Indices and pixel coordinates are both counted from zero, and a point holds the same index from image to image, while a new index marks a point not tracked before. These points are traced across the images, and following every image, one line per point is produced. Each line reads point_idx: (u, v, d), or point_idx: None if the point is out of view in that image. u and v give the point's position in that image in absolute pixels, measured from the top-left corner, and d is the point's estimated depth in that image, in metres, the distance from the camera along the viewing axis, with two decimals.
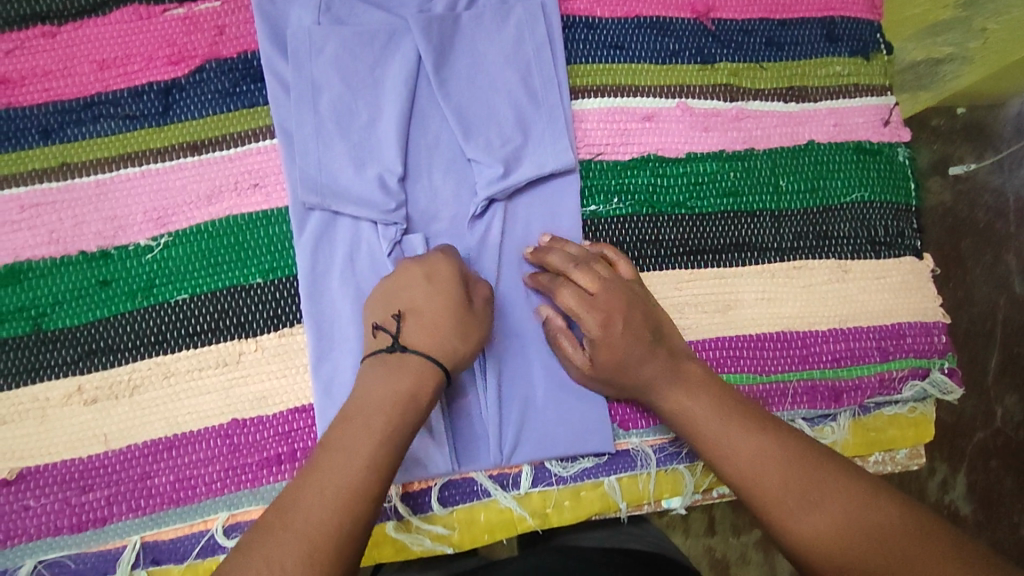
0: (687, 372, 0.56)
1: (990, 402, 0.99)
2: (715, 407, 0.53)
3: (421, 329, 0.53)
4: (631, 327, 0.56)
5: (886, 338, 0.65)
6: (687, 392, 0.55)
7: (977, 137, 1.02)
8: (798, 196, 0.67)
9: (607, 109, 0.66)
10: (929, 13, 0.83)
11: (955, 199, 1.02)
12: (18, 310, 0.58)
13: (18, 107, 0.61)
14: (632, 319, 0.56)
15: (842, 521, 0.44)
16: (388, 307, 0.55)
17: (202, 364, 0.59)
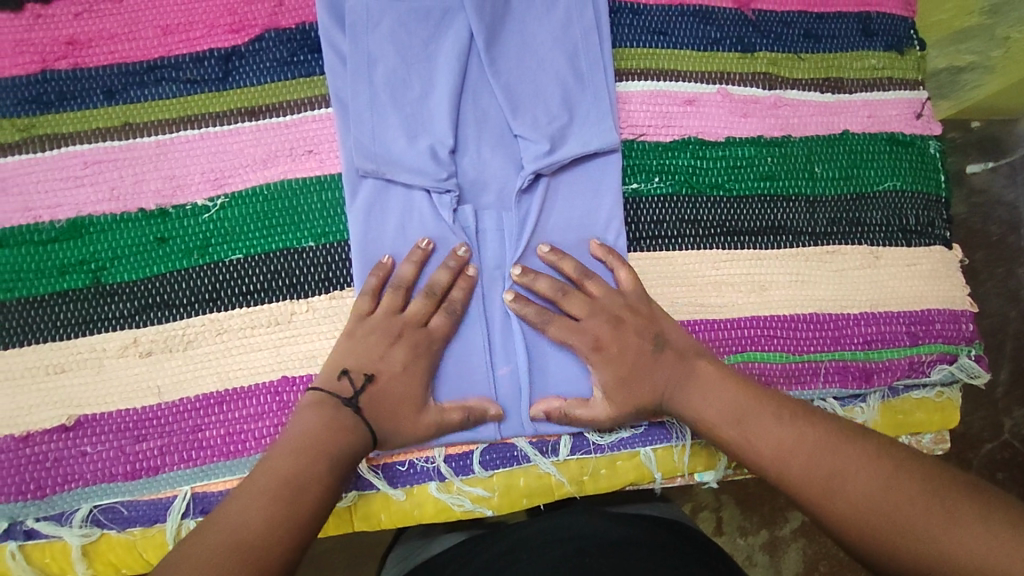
0: (701, 369, 0.57)
1: (999, 413, 1.00)
2: (732, 398, 0.55)
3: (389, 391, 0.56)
4: (624, 348, 0.59)
5: (916, 323, 0.67)
6: (699, 391, 0.56)
7: (992, 150, 1.05)
8: (833, 183, 0.69)
9: (651, 92, 0.68)
10: (954, 20, 0.84)
11: (968, 210, 1.04)
12: (80, 263, 0.60)
13: (84, 68, 0.63)
14: (626, 337, 0.59)
15: (871, 503, 0.47)
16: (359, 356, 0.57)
17: (255, 322, 0.61)
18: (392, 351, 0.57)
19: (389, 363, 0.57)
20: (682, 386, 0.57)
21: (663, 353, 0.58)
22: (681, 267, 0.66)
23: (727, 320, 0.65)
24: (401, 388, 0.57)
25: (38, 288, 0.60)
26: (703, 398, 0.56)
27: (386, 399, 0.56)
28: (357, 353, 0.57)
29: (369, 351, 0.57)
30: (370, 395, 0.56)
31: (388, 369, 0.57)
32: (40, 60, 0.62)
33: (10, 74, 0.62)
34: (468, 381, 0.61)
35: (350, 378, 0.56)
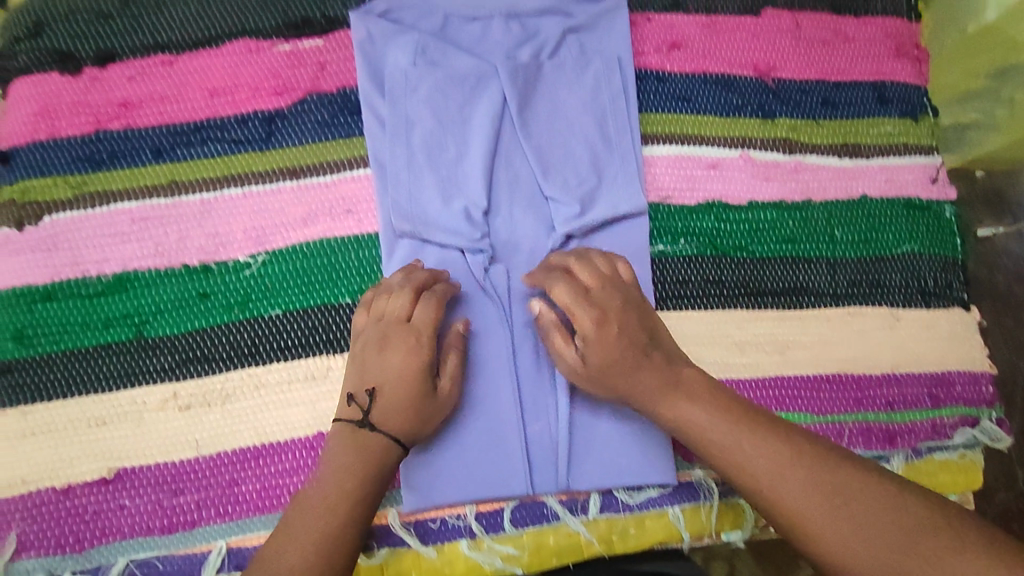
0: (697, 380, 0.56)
1: None
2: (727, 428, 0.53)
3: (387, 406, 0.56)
4: (623, 336, 0.56)
5: (936, 384, 0.69)
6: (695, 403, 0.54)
7: None
8: (852, 246, 0.71)
9: (675, 156, 0.71)
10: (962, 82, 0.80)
11: None
12: (124, 317, 0.62)
13: (135, 129, 0.66)
14: (625, 324, 0.57)
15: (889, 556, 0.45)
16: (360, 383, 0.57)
17: (292, 377, 0.62)
18: (385, 357, 0.57)
19: (383, 371, 0.57)
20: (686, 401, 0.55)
21: (655, 348, 0.57)
22: (706, 326, 0.68)
23: (753, 379, 0.67)
24: (403, 389, 0.56)
25: (83, 341, 0.61)
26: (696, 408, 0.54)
27: (393, 405, 0.56)
28: (359, 373, 0.58)
29: (367, 367, 0.57)
30: (379, 413, 0.56)
31: (386, 376, 0.57)
32: (95, 121, 0.66)
33: (64, 135, 0.65)
34: (499, 438, 0.62)
35: (358, 401, 0.57)
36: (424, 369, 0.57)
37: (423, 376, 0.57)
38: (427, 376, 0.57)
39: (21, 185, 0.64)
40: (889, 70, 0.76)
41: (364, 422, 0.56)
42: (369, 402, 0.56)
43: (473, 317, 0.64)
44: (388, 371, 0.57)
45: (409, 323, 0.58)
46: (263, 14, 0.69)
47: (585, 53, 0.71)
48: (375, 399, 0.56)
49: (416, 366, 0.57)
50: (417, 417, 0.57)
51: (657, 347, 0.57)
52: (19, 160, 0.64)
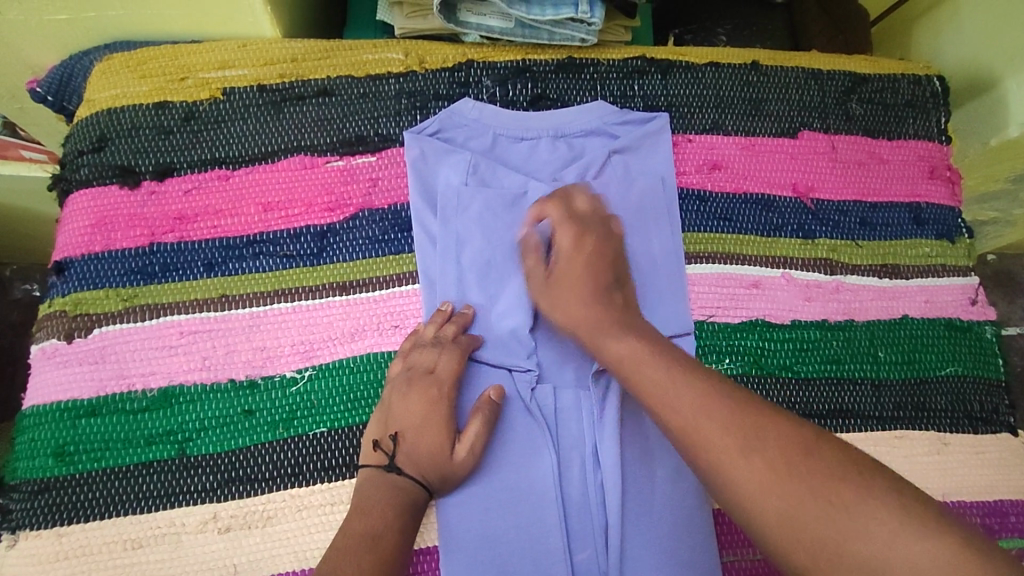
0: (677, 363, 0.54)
1: None
2: (712, 426, 0.48)
3: (413, 453, 0.59)
4: (580, 283, 0.61)
5: (991, 514, 0.67)
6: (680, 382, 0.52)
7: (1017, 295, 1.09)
8: (896, 366, 0.71)
9: (718, 274, 0.72)
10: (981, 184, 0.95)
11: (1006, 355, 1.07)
12: (167, 433, 0.61)
13: (188, 241, 0.67)
14: (591, 271, 0.62)
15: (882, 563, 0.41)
16: (385, 425, 0.61)
17: (335, 499, 0.61)
18: (409, 403, 0.61)
19: (407, 418, 0.60)
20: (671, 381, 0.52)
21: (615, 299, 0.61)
22: None
23: None
24: (424, 438, 0.60)
25: (125, 458, 0.60)
26: (678, 394, 0.51)
27: (418, 448, 0.59)
28: (387, 418, 0.61)
29: (395, 413, 0.61)
30: (403, 452, 0.59)
31: (408, 421, 0.60)
32: (149, 232, 0.67)
33: (119, 246, 0.66)
34: (546, 568, 0.60)
35: (383, 447, 0.60)
36: (447, 415, 0.61)
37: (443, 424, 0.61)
38: (449, 422, 0.61)
39: (74, 296, 0.64)
40: (924, 191, 0.78)
41: (391, 464, 0.59)
42: (394, 446, 0.59)
43: (521, 439, 0.64)
44: (410, 418, 0.60)
45: (433, 373, 0.62)
46: (319, 132, 0.71)
47: (630, 174, 0.73)
48: (399, 443, 0.60)
49: (441, 412, 0.61)
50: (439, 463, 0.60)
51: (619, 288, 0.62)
52: (73, 271, 0.65)
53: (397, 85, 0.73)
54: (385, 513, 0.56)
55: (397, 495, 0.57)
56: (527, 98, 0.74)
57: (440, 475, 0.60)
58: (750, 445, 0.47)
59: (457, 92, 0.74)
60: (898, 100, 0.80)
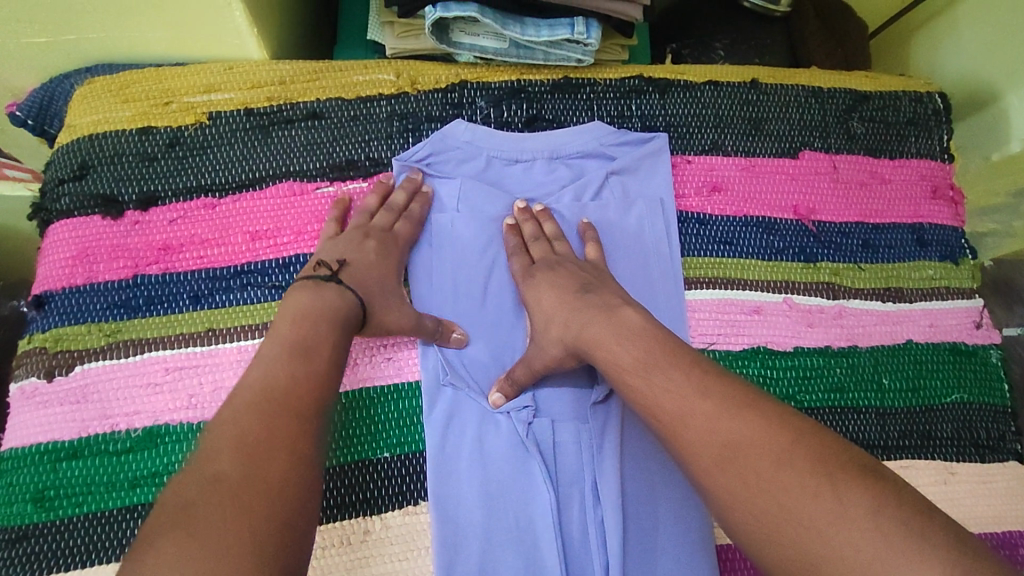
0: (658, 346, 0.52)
1: None
2: (693, 425, 0.46)
3: (358, 277, 0.60)
4: (554, 287, 0.62)
5: (998, 546, 0.66)
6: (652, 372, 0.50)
7: None
8: (900, 394, 0.69)
9: (719, 301, 0.70)
10: None
11: None
12: (151, 475, 0.59)
13: (173, 273, 0.65)
14: (559, 275, 0.63)
15: None
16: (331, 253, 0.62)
17: (328, 542, 0.59)
18: (366, 246, 0.63)
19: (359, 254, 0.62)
20: (639, 369, 0.51)
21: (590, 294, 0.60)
22: None
23: None
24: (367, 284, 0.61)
25: (108, 502, 0.58)
26: (659, 391, 0.49)
27: (364, 274, 0.61)
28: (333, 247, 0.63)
29: (343, 247, 0.63)
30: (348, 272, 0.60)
31: (361, 260, 0.62)
32: (133, 264, 0.64)
33: (101, 279, 0.64)
34: None
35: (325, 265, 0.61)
36: (394, 272, 0.64)
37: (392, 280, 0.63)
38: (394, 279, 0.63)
39: (54, 333, 0.62)
40: (926, 212, 0.76)
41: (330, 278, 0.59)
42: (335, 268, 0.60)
43: (518, 473, 0.62)
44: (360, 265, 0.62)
45: (391, 231, 0.65)
46: (308, 156, 0.69)
47: (627, 196, 0.72)
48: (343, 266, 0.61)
49: (389, 255, 0.64)
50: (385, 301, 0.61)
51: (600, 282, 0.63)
52: (54, 306, 0.63)
53: (388, 107, 0.71)
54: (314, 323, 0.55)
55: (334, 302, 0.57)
56: (522, 119, 0.73)
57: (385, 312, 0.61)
58: (726, 451, 0.44)
59: (450, 114, 0.72)
60: (900, 118, 0.78)
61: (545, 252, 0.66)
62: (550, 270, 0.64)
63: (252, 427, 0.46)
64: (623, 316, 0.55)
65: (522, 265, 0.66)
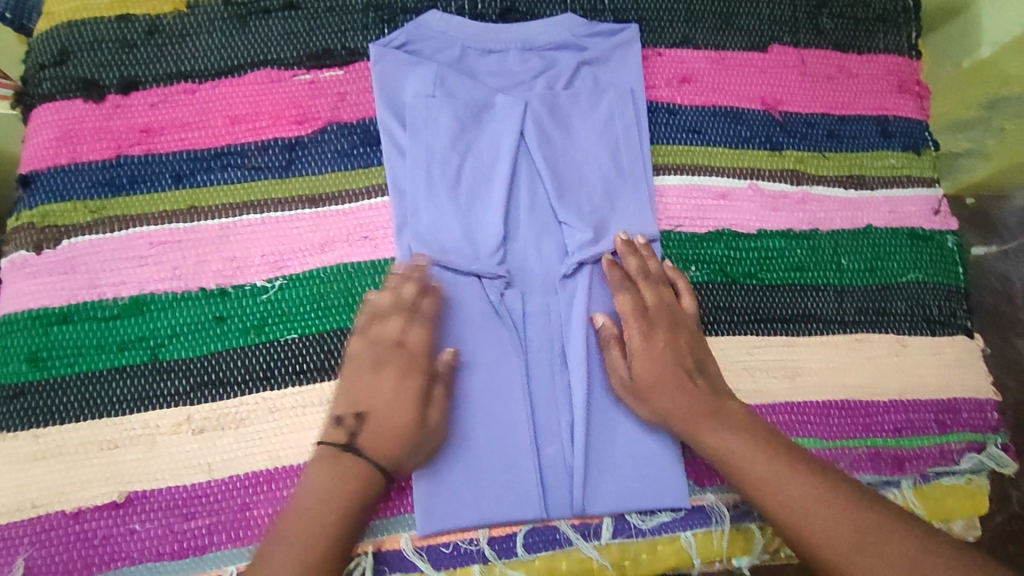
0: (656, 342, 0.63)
1: None
2: (663, 388, 0.61)
3: (372, 436, 0.57)
4: (670, 328, 0.63)
5: (941, 411, 0.70)
6: (720, 425, 0.59)
7: None
8: (858, 274, 0.72)
9: (686, 185, 0.72)
10: None
11: None
12: (139, 340, 0.62)
13: (155, 154, 0.67)
14: (676, 341, 0.63)
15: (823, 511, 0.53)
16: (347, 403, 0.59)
17: (307, 401, 0.62)
18: (380, 380, 0.59)
19: (378, 397, 0.58)
20: (703, 411, 0.60)
21: (700, 380, 0.62)
22: (719, 354, 0.69)
23: (764, 406, 0.68)
24: (410, 368, 0.60)
25: (98, 364, 0.62)
26: (730, 434, 0.59)
27: (376, 437, 0.57)
28: (352, 390, 0.59)
29: (362, 390, 0.59)
30: (370, 433, 0.57)
31: (375, 401, 0.58)
32: (116, 146, 0.66)
33: (85, 159, 0.66)
34: (515, 461, 0.63)
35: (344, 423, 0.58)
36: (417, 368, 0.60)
37: (414, 403, 0.58)
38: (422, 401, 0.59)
39: (41, 209, 0.65)
40: (892, 105, 0.78)
41: (351, 444, 0.57)
42: (356, 426, 0.57)
43: (489, 342, 0.65)
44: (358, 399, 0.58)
45: (401, 346, 0.60)
46: (285, 45, 0.71)
47: (599, 86, 0.73)
48: (360, 423, 0.57)
49: (409, 395, 0.59)
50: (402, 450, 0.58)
51: (702, 374, 0.62)
52: (39, 184, 0.65)
53: None
54: (331, 507, 0.54)
55: (338, 485, 0.55)
56: (496, 12, 0.74)
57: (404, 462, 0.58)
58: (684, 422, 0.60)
59: (425, 5, 0.73)
60: (870, 14, 0.80)
61: (648, 290, 0.65)
62: (663, 325, 0.63)
63: (319, 506, 0.54)
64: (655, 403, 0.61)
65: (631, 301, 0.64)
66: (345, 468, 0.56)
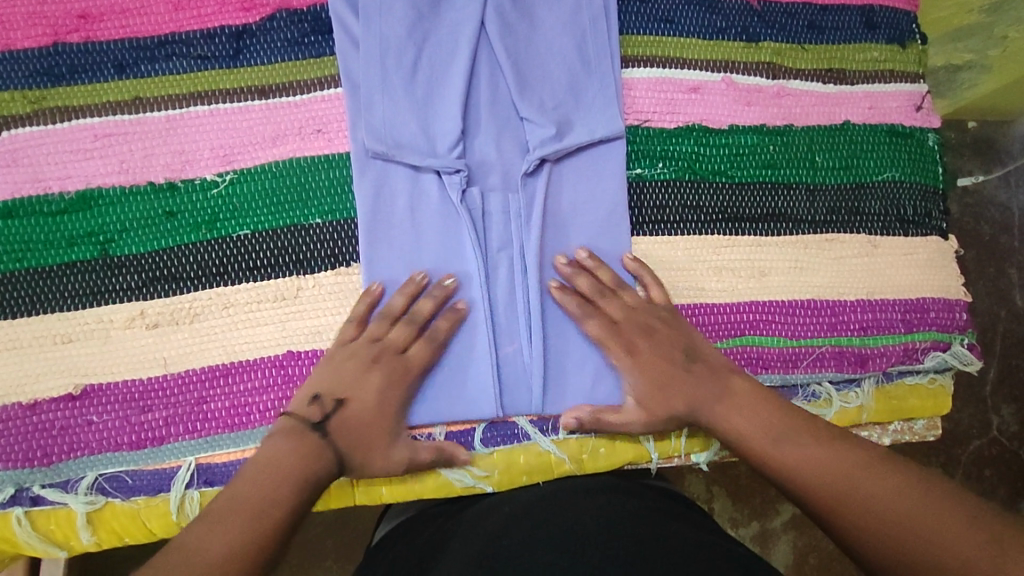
0: (638, 338, 0.61)
1: (987, 411, 1.01)
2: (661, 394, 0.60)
3: (352, 424, 0.57)
4: (650, 337, 0.61)
5: (910, 312, 0.69)
6: (727, 410, 0.58)
7: (986, 151, 1.05)
8: (832, 172, 0.70)
9: (656, 78, 0.69)
10: None
11: (961, 210, 1.05)
12: (88, 234, 0.61)
13: (96, 42, 0.64)
14: (656, 341, 0.61)
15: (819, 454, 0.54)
16: (333, 384, 0.58)
17: (261, 297, 0.62)
18: (367, 379, 0.58)
19: (362, 393, 0.58)
20: (707, 401, 0.59)
21: (692, 368, 0.60)
22: (685, 253, 0.67)
23: (729, 305, 0.67)
24: (403, 379, 0.59)
25: (47, 259, 0.60)
26: (737, 415, 0.58)
27: (350, 427, 0.56)
28: (331, 378, 0.58)
29: (342, 377, 0.58)
30: (342, 419, 0.56)
31: (360, 394, 0.58)
32: (52, 33, 0.63)
33: (21, 46, 0.63)
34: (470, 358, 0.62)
35: (322, 403, 0.57)
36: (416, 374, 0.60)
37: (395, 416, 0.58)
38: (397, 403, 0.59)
39: None
40: None
41: (321, 426, 0.56)
42: (333, 411, 0.56)
43: (448, 241, 0.64)
44: (344, 388, 0.57)
45: (403, 356, 0.60)
46: None
47: None
48: (338, 408, 0.57)
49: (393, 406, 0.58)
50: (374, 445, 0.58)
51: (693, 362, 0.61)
52: None
53: None
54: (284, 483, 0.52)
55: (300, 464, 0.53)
56: None
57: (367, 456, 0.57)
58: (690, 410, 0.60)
59: None
60: None
61: (617, 302, 0.62)
62: (647, 327, 0.62)
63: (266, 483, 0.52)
64: (654, 403, 0.60)
65: (602, 325, 0.62)
66: (315, 445, 0.55)
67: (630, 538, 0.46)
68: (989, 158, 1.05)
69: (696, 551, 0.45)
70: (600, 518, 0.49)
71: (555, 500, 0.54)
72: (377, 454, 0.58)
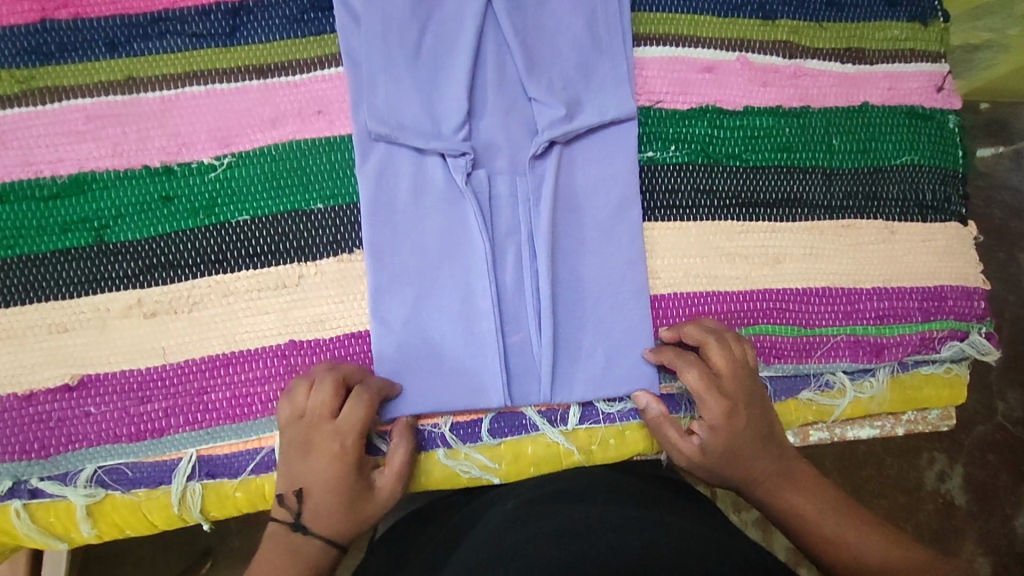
0: (735, 403, 0.58)
1: (992, 397, 1.00)
2: (731, 463, 0.58)
3: (320, 510, 0.54)
4: (748, 401, 0.58)
5: (927, 300, 0.67)
6: (784, 486, 0.58)
7: (1000, 133, 1.03)
8: (850, 156, 0.68)
9: (669, 57, 0.67)
10: None
11: (973, 194, 1.03)
12: (82, 220, 0.59)
13: (86, 18, 0.61)
14: (749, 412, 0.58)
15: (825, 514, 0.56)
16: (290, 476, 0.55)
17: (262, 285, 0.60)
18: (313, 462, 0.54)
19: (310, 477, 0.54)
20: (775, 479, 0.58)
21: (767, 441, 0.58)
22: (697, 240, 0.65)
23: (742, 293, 0.65)
24: (342, 448, 0.54)
25: (40, 246, 0.59)
26: (790, 492, 0.58)
27: (321, 510, 0.54)
28: (287, 470, 0.55)
29: (290, 468, 0.55)
30: (309, 511, 0.54)
31: (314, 478, 0.54)
32: (40, 8, 0.60)
33: (6, 22, 0.60)
34: (476, 347, 0.61)
35: (286, 498, 0.54)
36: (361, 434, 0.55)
37: (354, 481, 0.54)
38: (361, 471, 0.55)
39: None
40: None
41: (296, 521, 0.54)
42: (298, 505, 0.54)
43: (454, 226, 0.61)
44: (299, 483, 0.54)
45: (336, 425, 0.54)
46: None
47: None
48: (303, 501, 0.54)
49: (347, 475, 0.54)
50: (354, 516, 0.55)
51: (770, 438, 0.59)
52: None
53: None
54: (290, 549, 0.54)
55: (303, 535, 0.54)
56: None
57: (352, 529, 0.55)
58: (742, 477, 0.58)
59: None
60: None
61: (728, 362, 0.58)
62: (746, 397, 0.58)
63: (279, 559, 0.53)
64: (724, 472, 0.58)
65: (703, 377, 0.58)
66: (282, 544, 0.54)
67: (644, 532, 0.44)
68: (998, 141, 1.03)
69: (712, 547, 0.44)
70: (612, 511, 0.48)
71: (566, 495, 0.53)
72: (363, 522, 0.55)
